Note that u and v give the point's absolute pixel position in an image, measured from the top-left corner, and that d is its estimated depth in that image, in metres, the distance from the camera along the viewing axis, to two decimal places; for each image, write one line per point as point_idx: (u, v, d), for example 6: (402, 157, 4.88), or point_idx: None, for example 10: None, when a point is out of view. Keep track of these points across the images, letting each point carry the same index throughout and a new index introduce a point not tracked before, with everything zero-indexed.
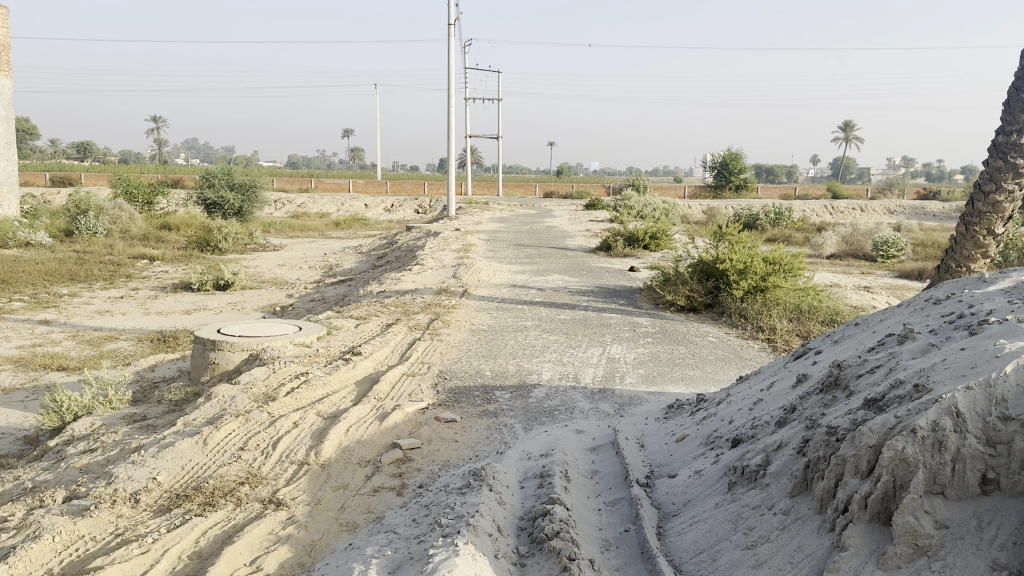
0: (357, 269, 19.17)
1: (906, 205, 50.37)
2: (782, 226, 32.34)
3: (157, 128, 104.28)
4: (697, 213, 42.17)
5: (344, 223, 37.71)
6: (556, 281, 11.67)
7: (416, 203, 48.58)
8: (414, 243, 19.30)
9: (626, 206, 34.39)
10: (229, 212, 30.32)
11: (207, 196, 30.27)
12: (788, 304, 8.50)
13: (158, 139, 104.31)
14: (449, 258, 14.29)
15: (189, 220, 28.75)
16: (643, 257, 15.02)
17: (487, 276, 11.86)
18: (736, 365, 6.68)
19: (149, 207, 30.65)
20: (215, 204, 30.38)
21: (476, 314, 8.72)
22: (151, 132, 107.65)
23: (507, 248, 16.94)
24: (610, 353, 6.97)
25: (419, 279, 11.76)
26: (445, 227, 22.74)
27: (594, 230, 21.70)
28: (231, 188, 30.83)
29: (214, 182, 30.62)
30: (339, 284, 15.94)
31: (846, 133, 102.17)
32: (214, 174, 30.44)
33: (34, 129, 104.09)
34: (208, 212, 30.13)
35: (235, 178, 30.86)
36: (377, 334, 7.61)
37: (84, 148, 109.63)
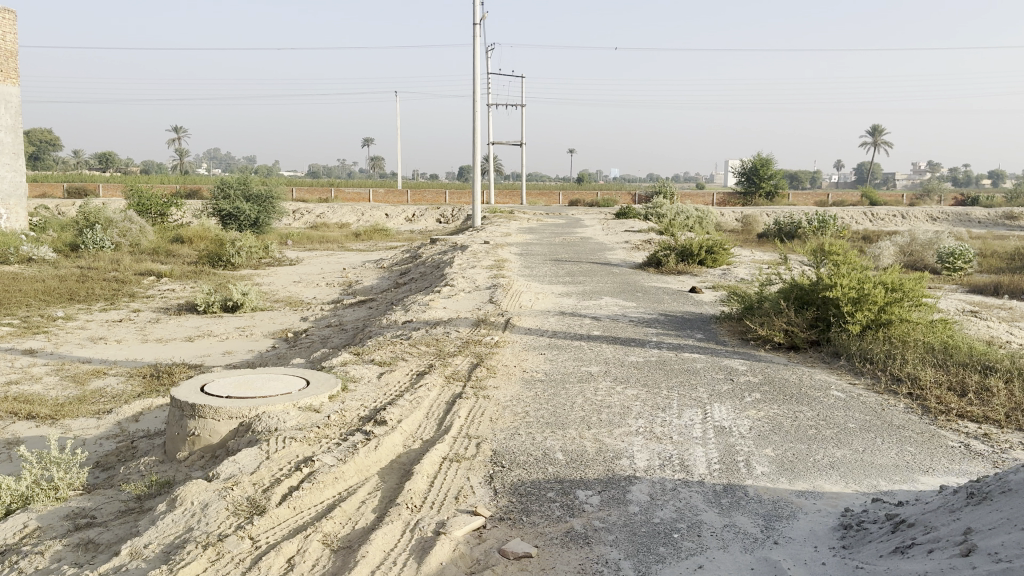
0: (377, 286, 17.55)
1: (948, 210, 48.06)
2: (826, 234, 30.37)
3: (179, 140, 104.19)
4: (731, 221, 40.30)
5: (364, 234, 36.27)
6: (610, 306, 9.94)
7: (438, 212, 47.09)
8: (441, 258, 17.67)
9: (659, 214, 32.61)
10: (245, 223, 28.90)
11: (221, 207, 28.83)
12: (919, 345, 6.77)
13: (180, 150, 104.63)
14: (483, 277, 12.60)
15: (203, 231, 27.31)
16: (701, 274, 13.27)
17: (530, 300, 10.17)
18: (891, 441, 4.95)
19: (162, 219, 29.30)
20: (231, 215, 28.94)
21: (527, 356, 7.01)
22: (172, 143, 107.82)
23: (544, 264, 15.24)
24: (716, 420, 5.26)
25: (451, 305, 10.08)
26: (472, 240, 21.11)
27: (634, 241, 19.96)
28: (247, 198, 29.42)
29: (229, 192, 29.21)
30: (359, 306, 14.33)
31: (876, 137, 99.30)
32: (229, 184, 28.99)
33: (62, 140, 103.80)
34: (223, 224, 28.72)
35: (251, 188, 29.42)
36: (405, 389, 5.91)
37: (106, 158, 109.95)
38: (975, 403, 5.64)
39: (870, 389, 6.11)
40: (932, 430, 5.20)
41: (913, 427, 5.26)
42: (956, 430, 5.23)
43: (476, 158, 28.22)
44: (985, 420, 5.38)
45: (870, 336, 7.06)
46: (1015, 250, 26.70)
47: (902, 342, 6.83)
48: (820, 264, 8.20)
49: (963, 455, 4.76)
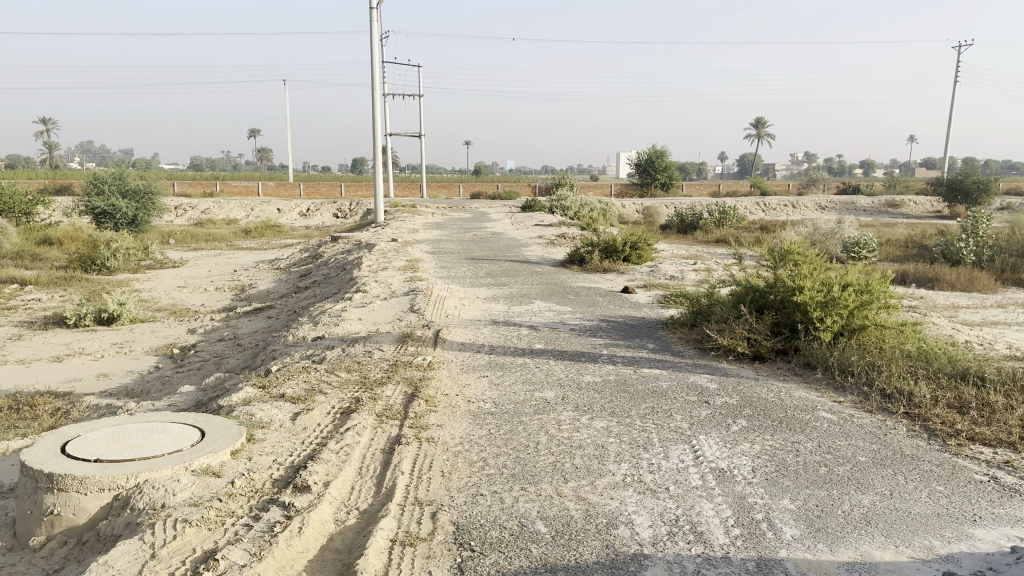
0: (275, 291, 16.06)
1: (834, 200, 49.88)
2: (728, 225, 30.60)
3: (46, 132, 96.99)
4: (633, 212, 40.32)
5: (256, 231, 34.12)
6: (545, 313, 9.03)
7: (334, 206, 45.14)
8: (345, 259, 16.36)
9: (564, 207, 32.07)
10: (121, 221, 26.44)
11: (94, 204, 26.24)
12: (896, 353, 6.18)
13: (49, 142, 97.43)
14: (398, 281, 11.47)
15: (73, 231, 24.74)
16: (628, 273, 12.58)
17: (456, 308, 9.15)
18: (915, 478, 4.23)
19: (25, 218, 26.44)
20: (105, 213, 26.39)
21: (468, 381, 6.00)
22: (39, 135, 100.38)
23: (459, 264, 14.21)
24: (710, 461, 4.42)
25: (367, 316, 8.93)
26: (376, 238, 19.83)
27: (547, 237, 19.19)
28: (123, 194, 26.93)
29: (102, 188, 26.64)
30: (256, 316, 12.91)
31: (760, 128, 102.79)
32: (102, 179, 26.44)
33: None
34: (97, 223, 26.18)
35: (128, 184, 26.97)
36: (328, 435, 4.80)
37: None
38: (982, 422, 5.03)
39: (860, 409, 5.43)
40: (950, 460, 4.53)
41: (927, 457, 4.58)
42: (973, 459, 4.59)
43: (376, 150, 26.83)
44: (999, 444, 4.77)
45: (842, 344, 6.43)
46: (907, 238, 27.53)
47: (879, 351, 6.21)
48: (777, 264, 7.57)
49: (998, 493, 4.09)
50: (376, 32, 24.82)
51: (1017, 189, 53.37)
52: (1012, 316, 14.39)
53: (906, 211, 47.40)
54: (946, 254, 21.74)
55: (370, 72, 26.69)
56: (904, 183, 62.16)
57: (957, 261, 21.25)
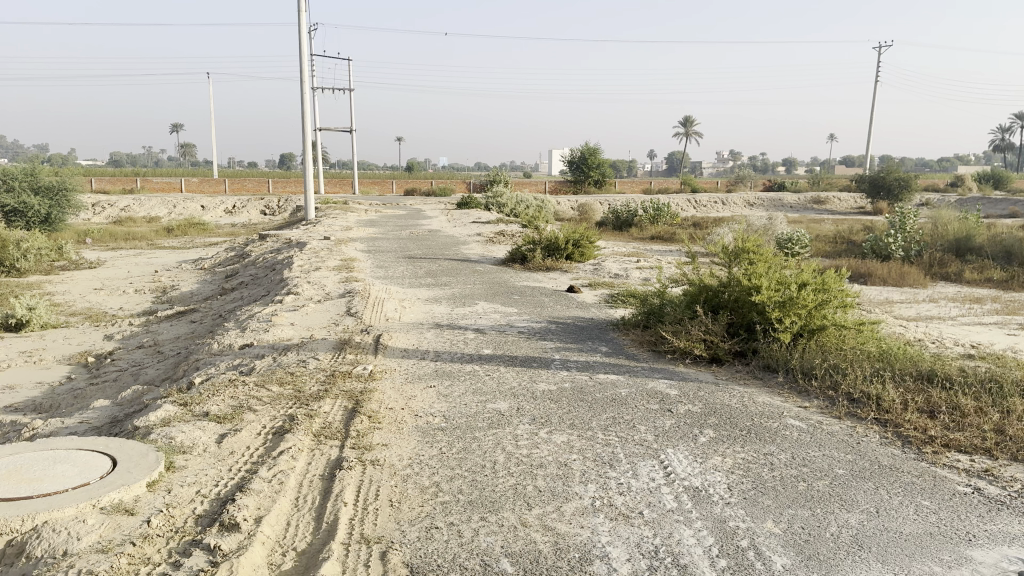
0: (200, 293, 15.21)
1: (762, 197, 50.85)
2: (663, 222, 30.73)
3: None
4: (568, 209, 40.23)
5: (179, 230, 32.69)
6: (490, 316, 8.61)
7: (262, 203, 43.74)
8: (275, 259, 15.61)
9: (500, 204, 31.68)
10: (32, 220, 24.87)
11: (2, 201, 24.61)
12: (858, 355, 5.98)
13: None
14: (333, 282, 10.87)
15: None
16: (571, 271, 12.27)
17: (397, 312, 8.65)
18: (897, 493, 3.98)
19: None
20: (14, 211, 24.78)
21: (414, 392, 5.54)
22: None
23: (396, 263, 13.66)
24: (683, 479, 4.07)
25: (300, 321, 8.34)
26: (307, 236, 19.07)
27: (485, 235, 18.77)
28: (34, 191, 25.34)
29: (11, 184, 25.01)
30: (179, 320, 12.12)
31: (688, 127, 104.30)
32: (10, 174, 24.79)
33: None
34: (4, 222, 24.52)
35: (39, 180, 25.39)
36: (259, 461, 4.28)
37: None
38: (954, 427, 4.83)
39: (828, 415, 5.18)
40: (929, 471, 4.30)
41: (905, 467, 4.34)
42: (952, 467, 4.37)
43: (305, 145, 25.94)
44: (975, 451, 4.57)
45: (801, 346, 6.20)
46: (836, 234, 28.08)
47: (841, 353, 6.01)
48: (731, 262, 7.32)
49: (985, 507, 3.87)
50: (304, 23, 23.96)
51: (933, 186, 55.43)
52: (943, 311, 14.64)
53: (830, 207, 48.63)
54: (875, 249, 22.18)
55: (298, 65, 25.77)
56: (827, 180, 63.87)
57: (886, 256, 21.70)
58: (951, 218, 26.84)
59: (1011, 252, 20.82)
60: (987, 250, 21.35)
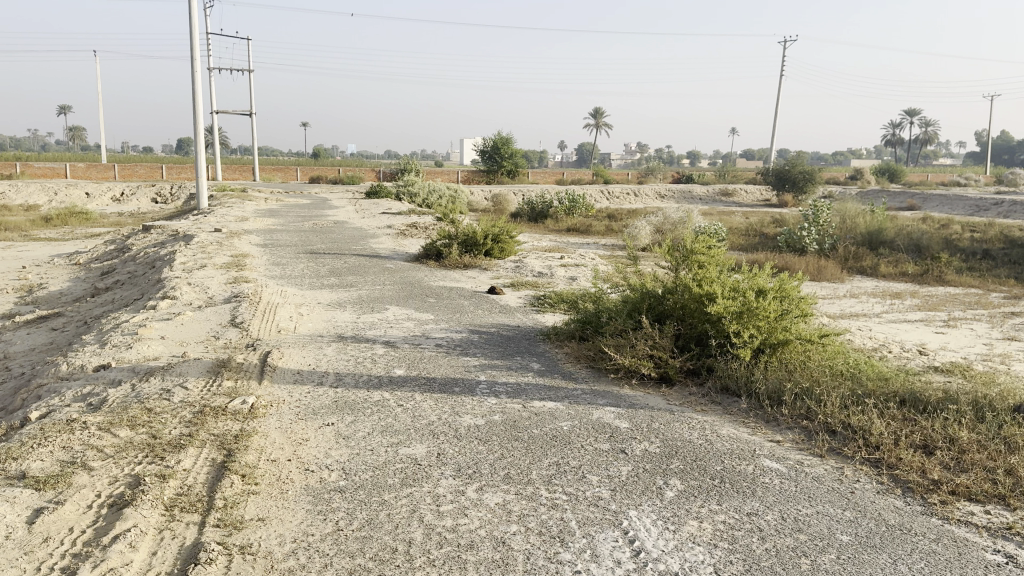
0: (71, 292, 13.50)
1: (672, 188, 51.11)
2: (578, 213, 30.13)
3: None
4: (481, 200, 39.22)
5: (57, 219, 30.02)
6: (402, 326, 7.51)
7: (154, 191, 40.98)
8: (158, 255, 14.02)
9: (411, 194, 30.39)
10: None
11: None
12: (827, 375, 5.21)
13: None
14: (220, 284, 9.52)
15: None
16: (490, 270, 11.28)
17: (292, 322, 7.44)
18: (923, 570, 3.14)
19: None
20: None
21: (305, 435, 4.43)
22: None
23: (296, 260, 12.33)
24: (656, 561, 3.11)
25: (175, 336, 7.02)
26: (198, 228, 17.43)
27: (395, 227, 17.56)
28: None
29: None
30: (39, 327, 10.50)
31: (597, 119, 104.73)
32: None
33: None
34: None
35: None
36: (82, 556, 3.09)
37: None
38: (959, 468, 4.07)
39: (809, 453, 4.35)
40: (947, 532, 3.49)
41: (917, 528, 3.52)
42: (970, 525, 3.57)
43: (198, 130, 24.00)
44: (991, 499, 3.79)
45: (763, 365, 5.38)
46: (750, 225, 28.04)
47: (808, 373, 5.23)
48: (677, 265, 6.49)
49: None
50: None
51: (833, 180, 57.12)
52: (866, 307, 14.36)
53: (738, 199, 49.29)
54: (790, 243, 22.08)
55: (189, 42, 23.81)
56: (734, 172, 64.93)
57: (801, 250, 21.60)
58: (859, 212, 27.17)
59: (920, 246, 21.03)
60: (897, 243, 21.52)
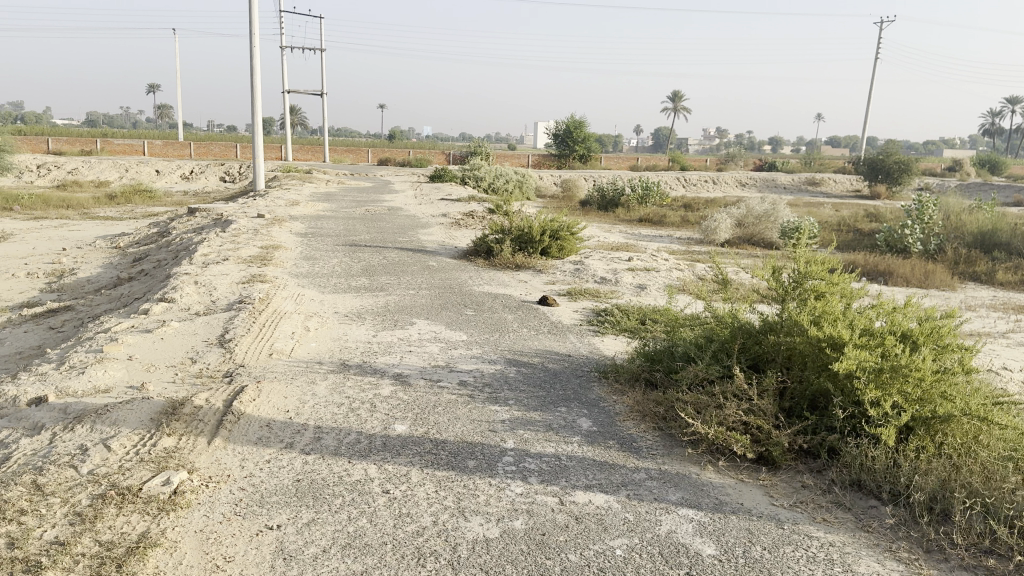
0: (99, 280, 12.54)
1: (754, 176, 48.28)
2: (652, 202, 28.21)
3: None
4: (550, 186, 37.53)
5: (122, 197, 29.78)
6: (424, 352, 6.02)
7: (223, 169, 40.76)
8: (192, 242, 12.95)
9: (476, 178, 28.99)
10: None
11: None
12: (1010, 469, 3.55)
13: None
14: (230, 284, 8.22)
15: None
16: (545, 274, 9.71)
17: (290, 342, 6.04)
18: None
19: None
20: None
21: (228, 555, 2.98)
22: None
23: (330, 253, 11.01)
24: None
25: (145, 357, 5.68)
26: (242, 213, 16.40)
27: (451, 216, 16.16)
28: None
29: None
30: (44, 320, 9.44)
31: (676, 102, 101.63)
32: None
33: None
34: None
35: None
36: None
37: None
38: None
39: None
40: None
41: None
42: None
43: (255, 108, 23.08)
44: None
45: (913, 453, 3.74)
46: (842, 219, 25.60)
47: (981, 469, 3.57)
48: (781, 292, 4.87)
49: None
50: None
51: (930, 171, 53.21)
52: (990, 324, 12.23)
53: (825, 189, 46.20)
54: (888, 241, 19.79)
55: (249, 18, 22.89)
56: (820, 160, 61.41)
57: (901, 250, 19.31)
58: (966, 207, 24.47)
59: None
60: (1016, 245, 18.96)
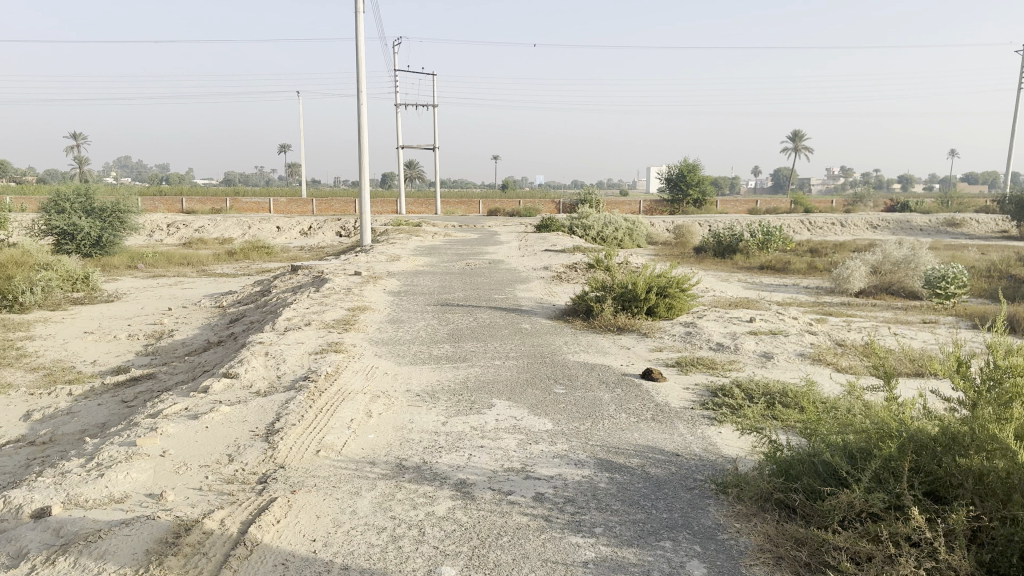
0: (193, 342, 12.31)
1: (886, 217, 44.94)
2: (774, 248, 26.31)
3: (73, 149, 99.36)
4: (663, 232, 36.07)
5: (240, 253, 30.66)
6: (498, 447, 4.97)
7: (338, 223, 41.65)
8: (284, 303, 12.54)
9: (585, 227, 28.04)
10: (84, 242, 26.16)
11: (55, 225, 25.93)
12: None
13: (79, 157, 103.36)
14: (301, 356, 7.50)
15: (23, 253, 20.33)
16: (651, 338, 8.53)
17: (344, 434, 5.13)
18: None
19: None
20: (66, 234, 26.13)
21: None
22: (71, 152, 103.20)
23: (418, 315, 10.25)
24: None
25: (178, 454, 4.93)
26: (341, 269, 16.06)
27: (553, 269, 15.20)
28: (87, 213, 26.91)
29: (64, 206, 26.54)
30: (124, 390, 9.09)
31: (796, 142, 97.72)
32: (65, 198, 26.54)
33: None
34: (58, 245, 25.92)
35: (93, 201, 27.06)
36: None
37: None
38: None
39: None
40: None
41: None
42: None
43: (361, 162, 23.11)
44: None
45: None
46: (993, 264, 22.87)
47: None
48: (969, 392, 3.61)
49: None
50: (360, 26, 21.02)
51: None
52: None
53: (968, 230, 42.36)
54: None
55: (355, 74, 23.06)
56: (959, 197, 56.99)
57: None
58: None
59: None
60: None
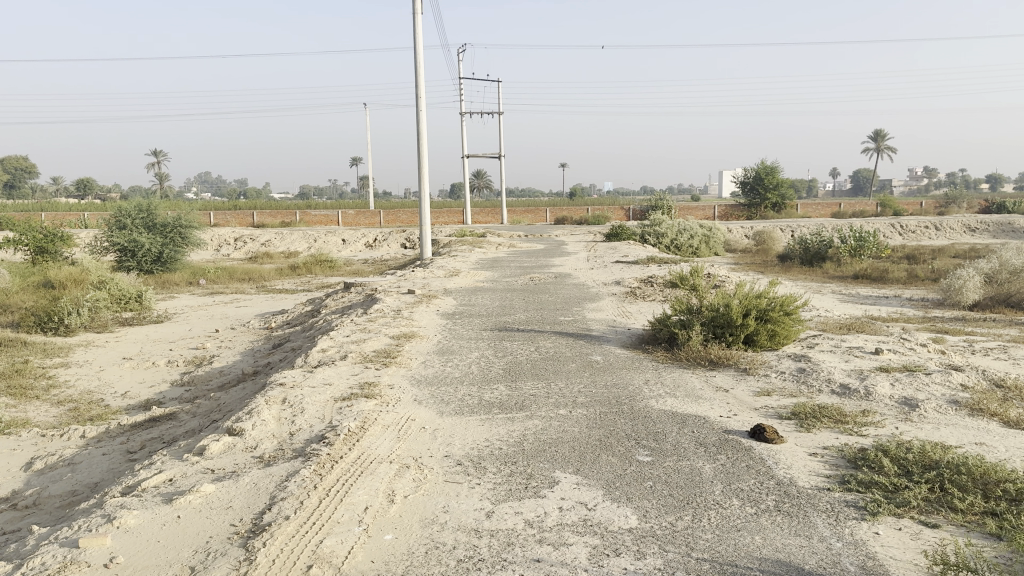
0: (230, 371, 11.20)
1: (987, 218, 41.56)
2: (868, 255, 24.06)
3: (155, 165, 102.51)
4: (742, 238, 33.96)
5: (303, 267, 29.96)
6: (563, 564, 3.49)
7: (403, 235, 40.83)
8: (327, 327, 11.33)
9: (658, 236, 26.28)
10: (145, 258, 25.77)
11: (117, 241, 25.63)
12: None
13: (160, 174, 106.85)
14: (324, 404, 6.17)
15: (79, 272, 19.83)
16: (754, 377, 6.92)
17: (351, 537, 3.75)
18: None
19: (40, 258, 23.48)
20: (128, 251, 25.80)
21: None
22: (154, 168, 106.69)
23: (472, 344, 8.85)
24: None
25: (128, 565, 3.61)
26: (395, 287, 14.84)
27: (628, 284, 13.63)
28: (150, 229, 26.57)
29: (127, 222, 26.24)
30: (136, 434, 7.95)
31: (879, 141, 93.21)
32: (128, 214, 26.24)
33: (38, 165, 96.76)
34: (120, 261, 25.59)
35: (155, 217, 26.70)
36: None
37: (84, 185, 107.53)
38: None
39: None
40: None
41: None
42: None
43: (421, 172, 21.98)
44: None
45: None
46: None
47: None
48: None
49: None
50: (419, 30, 19.78)
51: None
52: None
53: None
54: None
55: (414, 80, 21.98)
56: None
57: None
58: None
59: None
60: None
